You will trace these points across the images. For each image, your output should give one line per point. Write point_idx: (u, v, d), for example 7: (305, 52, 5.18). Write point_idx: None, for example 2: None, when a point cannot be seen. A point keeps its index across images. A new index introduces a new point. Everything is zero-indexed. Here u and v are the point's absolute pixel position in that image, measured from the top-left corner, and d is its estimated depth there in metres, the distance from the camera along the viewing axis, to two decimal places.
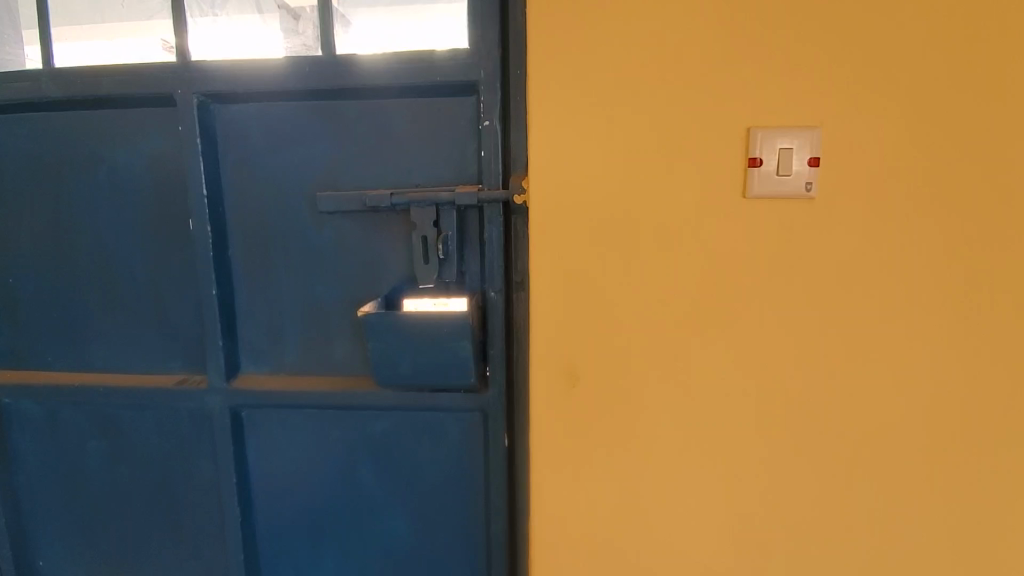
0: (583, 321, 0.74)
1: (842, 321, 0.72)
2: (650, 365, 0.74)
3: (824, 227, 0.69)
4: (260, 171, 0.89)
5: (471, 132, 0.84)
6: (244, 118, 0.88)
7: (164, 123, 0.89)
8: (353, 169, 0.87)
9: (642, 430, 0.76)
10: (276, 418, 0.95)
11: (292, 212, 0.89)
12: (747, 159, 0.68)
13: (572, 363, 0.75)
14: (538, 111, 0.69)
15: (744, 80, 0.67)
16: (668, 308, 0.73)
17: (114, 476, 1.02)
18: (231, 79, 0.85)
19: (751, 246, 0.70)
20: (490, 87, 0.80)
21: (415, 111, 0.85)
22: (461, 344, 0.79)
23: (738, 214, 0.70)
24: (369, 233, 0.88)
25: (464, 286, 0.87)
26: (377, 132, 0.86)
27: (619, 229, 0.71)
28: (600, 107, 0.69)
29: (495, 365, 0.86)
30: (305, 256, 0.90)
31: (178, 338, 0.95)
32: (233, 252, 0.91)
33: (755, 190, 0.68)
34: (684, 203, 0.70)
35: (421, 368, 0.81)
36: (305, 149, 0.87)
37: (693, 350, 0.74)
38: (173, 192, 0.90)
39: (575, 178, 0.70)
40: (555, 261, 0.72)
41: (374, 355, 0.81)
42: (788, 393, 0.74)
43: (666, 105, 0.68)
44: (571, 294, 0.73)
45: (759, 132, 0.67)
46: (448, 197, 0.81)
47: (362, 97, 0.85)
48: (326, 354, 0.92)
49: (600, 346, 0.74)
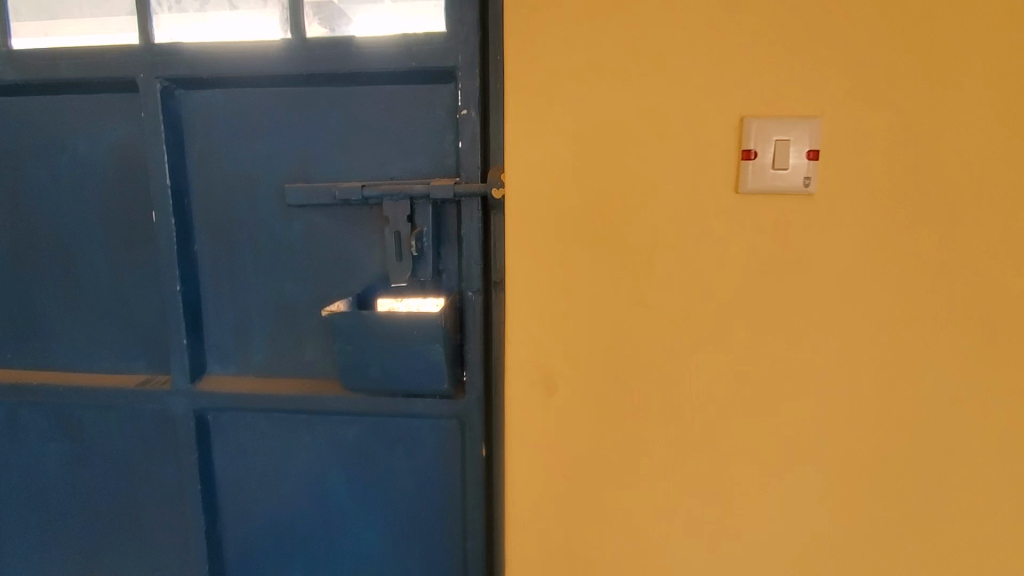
0: (562, 324, 0.69)
1: (842, 328, 0.66)
2: (633, 373, 0.69)
3: (822, 227, 0.64)
4: (227, 161, 0.84)
5: (448, 121, 0.79)
6: (211, 105, 0.84)
7: (128, 111, 0.84)
8: (324, 160, 0.82)
9: (623, 442, 0.71)
10: (245, 422, 0.91)
11: (260, 205, 0.84)
12: (740, 152, 0.63)
13: (550, 370, 0.70)
14: (514, 98, 0.64)
15: (737, 66, 0.62)
16: (653, 312, 0.68)
17: (75, 481, 0.97)
18: (196, 65, 0.80)
19: (744, 245, 0.65)
20: (468, 74, 0.75)
21: (389, 98, 0.80)
22: (433, 348, 0.73)
23: (729, 212, 0.64)
24: (341, 228, 0.83)
25: (441, 285, 0.82)
26: (350, 122, 0.81)
27: (602, 226, 0.66)
28: (582, 94, 0.64)
29: (472, 371, 0.81)
30: (274, 251, 0.85)
31: (141, 335, 0.90)
32: (199, 246, 0.87)
33: (749, 185, 0.63)
34: (672, 199, 0.65)
35: (391, 372, 0.75)
36: (274, 138, 0.82)
37: (679, 357, 0.68)
38: (136, 182, 0.85)
39: (554, 170, 0.65)
40: (533, 260, 0.67)
41: (342, 358, 0.76)
42: (781, 405, 0.69)
43: (653, 91, 0.63)
44: (549, 295, 0.68)
45: (753, 122, 0.62)
46: (424, 190, 0.76)
47: (334, 84, 0.80)
48: (297, 356, 0.87)
49: (580, 351, 0.69)
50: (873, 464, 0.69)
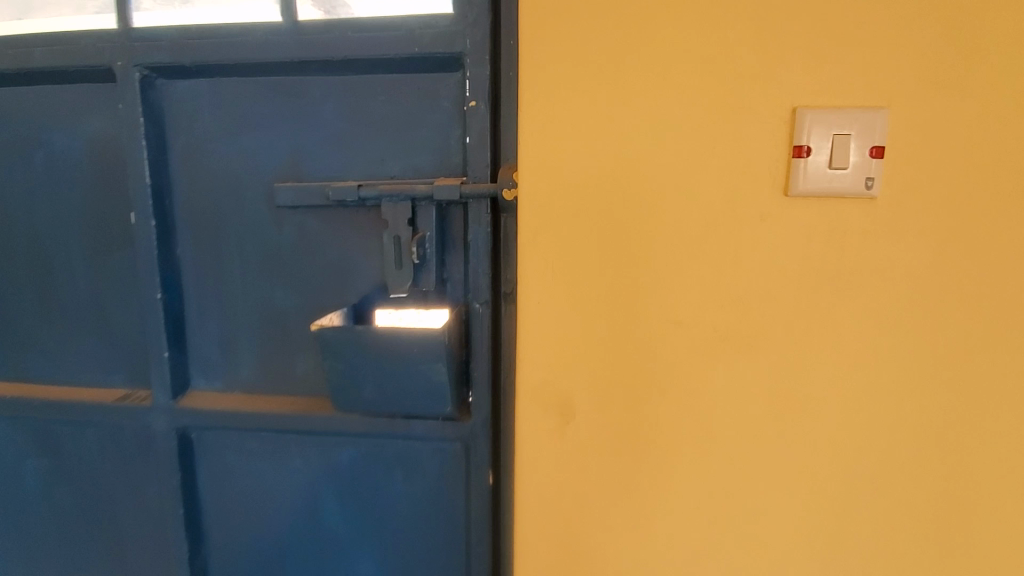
0: (581, 344, 0.60)
1: (904, 351, 0.58)
2: (661, 401, 0.61)
3: (885, 236, 0.55)
4: (212, 158, 0.77)
5: (455, 114, 0.71)
6: (195, 96, 0.76)
7: (105, 103, 0.78)
8: (317, 157, 0.74)
9: (649, 477, 0.63)
10: (231, 441, 0.83)
11: (248, 206, 0.76)
12: (791, 148, 0.54)
13: (566, 395, 0.61)
14: (528, 87, 0.57)
15: (789, 49, 0.53)
16: (686, 331, 0.59)
17: (52, 500, 0.91)
18: (178, 52, 0.73)
19: (792, 256, 0.57)
20: (477, 61, 0.67)
21: (389, 88, 0.72)
22: (434, 368, 0.65)
23: (777, 217, 0.56)
24: (335, 232, 0.75)
25: (445, 296, 0.74)
26: (346, 115, 0.73)
27: (628, 232, 0.57)
28: (607, 82, 0.55)
29: (479, 392, 0.73)
30: (264, 257, 0.77)
31: (121, 346, 0.83)
32: (183, 251, 0.80)
33: (801, 187, 0.54)
34: (710, 203, 0.56)
35: (387, 395, 0.67)
36: (263, 133, 0.75)
37: (715, 382, 0.60)
38: (116, 180, 0.79)
39: (574, 169, 0.57)
40: (549, 271, 0.59)
41: (333, 378, 0.67)
42: (830, 437, 0.60)
43: (690, 79, 0.55)
44: (566, 310, 0.60)
45: (807, 113, 0.53)
46: (427, 191, 0.68)
47: (328, 73, 0.73)
48: (287, 372, 0.80)
49: (601, 374, 0.61)
50: (935, 506, 0.60)
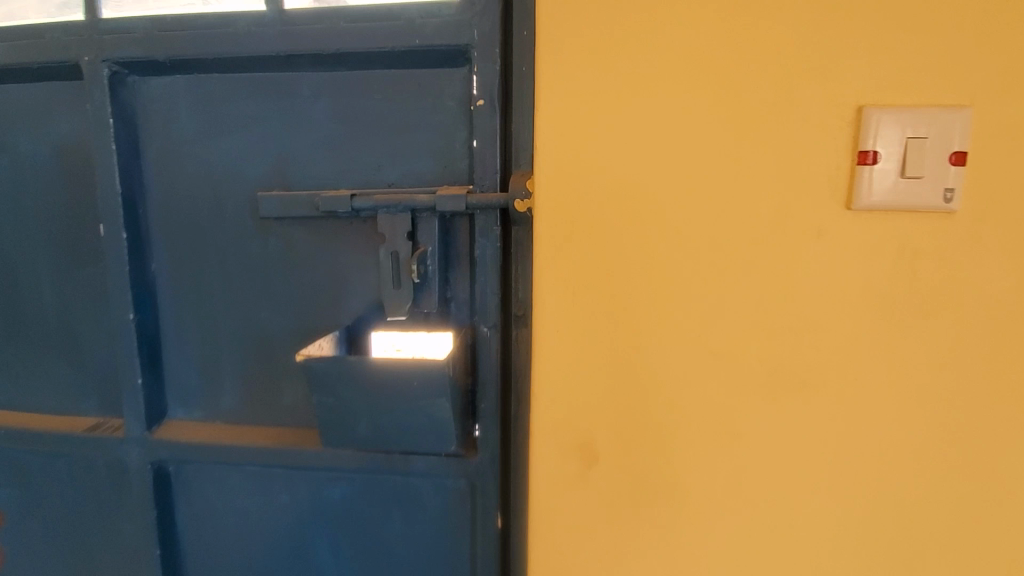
0: (606, 379, 0.52)
1: (987, 391, 0.49)
2: (699, 446, 0.52)
3: (964, 256, 0.47)
4: (189, 164, 0.69)
5: (460, 115, 0.63)
6: (171, 95, 0.69)
7: (72, 102, 0.70)
8: (305, 163, 0.67)
9: (685, 534, 0.54)
10: (212, 475, 0.75)
11: (229, 217, 0.69)
12: (855, 154, 0.46)
13: (588, 438, 0.53)
14: (546, 84, 0.49)
15: (850, 41, 0.46)
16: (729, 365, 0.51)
17: (19, 535, 0.83)
18: (150, 46, 0.65)
19: (853, 279, 0.49)
20: (486, 55, 0.59)
21: (386, 86, 0.64)
22: (436, 404, 0.57)
23: (836, 233, 0.48)
24: (325, 246, 0.67)
25: (449, 318, 0.66)
26: (337, 115, 0.65)
27: (659, 251, 0.50)
28: (638, 78, 0.48)
29: (486, 426, 0.65)
30: (247, 273, 0.70)
31: (91, 370, 0.76)
32: (159, 266, 0.72)
33: (866, 199, 0.47)
34: (757, 216, 0.48)
35: (382, 433, 0.59)
36: (246, 136, 0.67)
37: (763, 425, 0.51)
38: (84, 187, 0.71)
39: (599, 179, 0.49)
40: (569, 294, 0.51)
41: (321, 413, 0.59)
42: (901, 492, 0.51)
43: (735, 75, 0.47)
44: (588, 340, 0.52)
45: (875, 114, 0.45)
46: (428, 201, 0.60)
47: (319, 68, 0.65)
48: (273, 400, 0.72)
49: (629, 415, 0.52)
50: None
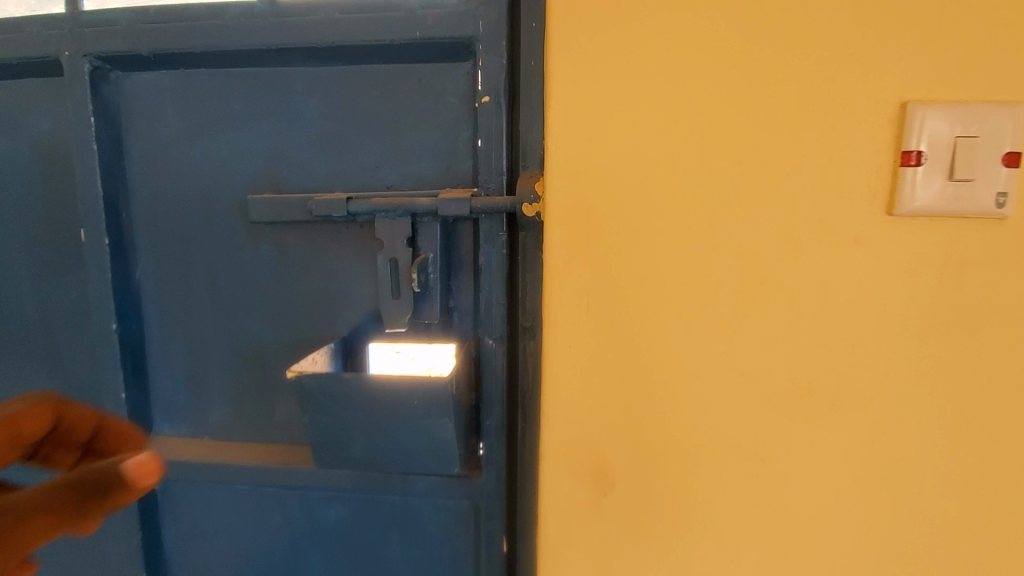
0: (623, 399, 0.48)
1: None
2: (724, 471, 0.48)
3: (1018, 266, 0.43)
4: (176, 165, 0.65)
5: (464, 112, 0.59)
6: (157, 92, 0.65)
7: (53, 100, 0.66)
8: (299, 164, 0.62)
9: (708, 568, 0.49)
10: (201, 494, 0.71)
11: (217, 221, 0.65)
12: (897, 155, 0.42)
13: (603, 462, 0.49)
14: (557, 77, 0.45)
15: (892, 30, 0.42)
16: (757, 384, 0.46)
17: None
18: (134, 39, 0.61)
19: (893, 290, 0.44)
20: (491, 48, 0.55)
21: (384, 82, 0.60)
22: (438, 424, 0.52)
23: (875, 241, 0.44)
24: (319, 252, 0.63)
25: (451, 329, 0.62)
26: (333, 113, 0.61)
27: (681, 260, 0.46)
28: (659, 72, 0.44)
29: (492, 445, 0.60)
30: (237, 281, 0.65)
31: (73, 383, 0.71)
32: (144, 273, 0.68)
33: (910, 204, 0.43)
34: (789, 222, 0.44)
35: (380, 454, 0.55)
36: (236, 135, 0.63)
37: (795, 449, 0.47)
38: (65, 190, 0.67)
39: (615, 181, 0.46)
40: (583, 306, 0.47)
41: (315, 433, 0.55)
42: (947, 524, 0.47)
43: (765, 68, 0.43)
44: (604, 356, 0.48)
45: (920, 110, 0.41)
46: (430, 205, 0.56)
47: (312, 63, 0.61)
48: (265, 415, 0.67)
49: (647, 438, 0.48)
50: None
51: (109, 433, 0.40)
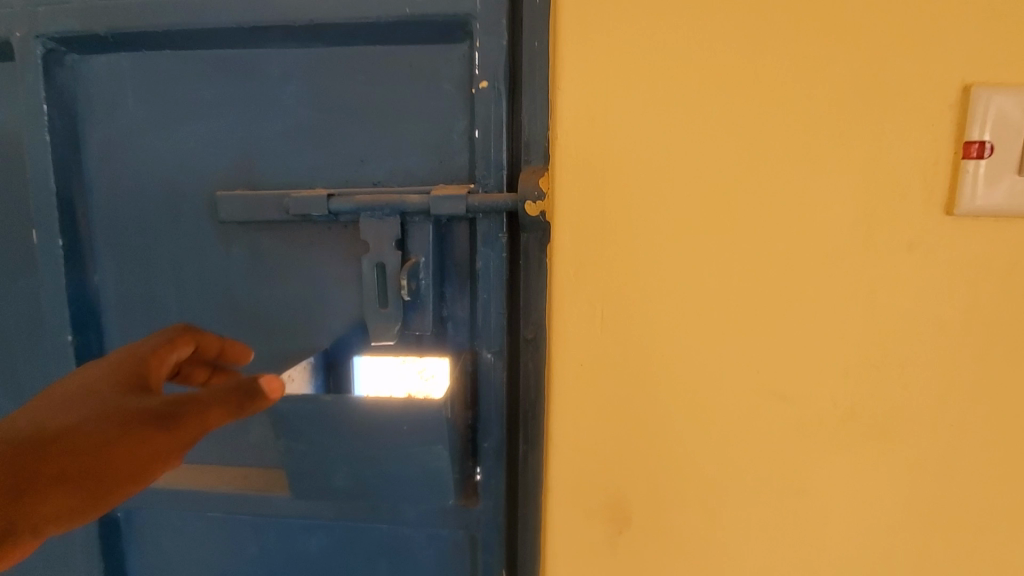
0: (643, 424, 0.42)
1: None
2: (757, 506, 0.42)
3: None
4: (139, 159, 0.59)
5: (460, 100, 0.53)
6: (118, 77, 0.58)
7: (5, 87, 0.60)
8: (274, 158, 0.56)
9: None
10: (168, 522, 0.64)
11: (184, 221, 0.59)
12: (960, 146, 0.37)
13: (618, 496, 0.43)
14: (568, 57, 0.40)
15: (951, 5, 0.37)
16: (795, 408, 0.41)
17: None
18: (90, 19, 0.55)
19: (951, 301, 0.39)
20: (490, 27, 0.49)
21: (371, 66, 0.54)
22: (430, 451, 0.46)
23: (931, 244, 0.39)
24: (298, 255, 0.57)
25: (445, 341, 0.56)
26: (313, 101, 0.55)
27: (709, 266, 0.40)
28: (687, 52, 0.39)
29: (490, 470, 0.54)
30: (206, 287, 0.59)
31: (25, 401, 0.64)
32: (103, 278, 0.62)
33: (975, 202, 0.37)
34: (832, 223, 0.39)
35: (365, 483, 0.49)
36: (206, 125, 0.57)
37: (838, 481, 0.41)
38: (17, 187, 0.61)
39: (635, 175, 0.40)
40: (597, 318, 0.41)
41: (291, 460, 0.49)
42: (1010, 566, 0.41)
43: (806, 49, 0.38)
44: (621, 375, 0.42)
45: (986, 95, 0.36)
46: (422, 203, 0.50)
47: (290, 44, 0.55)
48: (235, 437, 0.60)
49: (670, 468, 0.42)
50: None
51: (232, 351, 0.52)
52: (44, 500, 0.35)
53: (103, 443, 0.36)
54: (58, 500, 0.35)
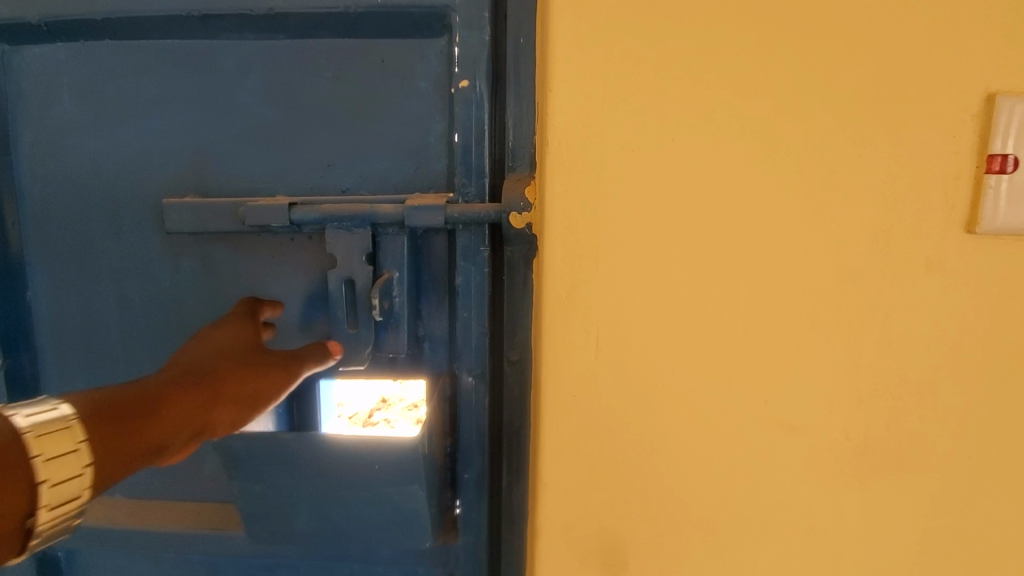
0: (641, 460, 0.38)
1: None
2: (763, 546, 0.39)
3: None
4: (76, 161, 0.53)
5: (438, 100, 0.48)
6: (52, 69, 0.52)
7: None
8: (231, 161, 0.51)
9: None
10: (109, 565, 0.57)
11: (128, 231, 0.53)
12: (984, 160, 0.35)
13: (614, 540, 0.39)
14: (561, 53, 0.35)
15: (974, 8, 0.34)
16: (804, 440, 0.38)
17: None
18: (21, 5, 0.49)
19: (970, 324, 0.36)
20: (471, 20, 0.45)
21: (339, 60, 0.49)
22: (406, 490, 0.42)
23: (951, 263, 0.36)
24: (258, 269, 0.51)
25: (422, 363, 0.51)
26: (274, 98, 0.50)
27: (714, 286, 0.37)
28: (691, 53, 0.35)
29: (470, 504, 0.50)
30: (154, 303, 0.53)
31: None
32: (37, 295, 0.55)
33: (998, 220, 0.35)
34: (845, 241, 0.36)
35: (331, 525, 0.44)
36: (154, 124, 0.51)
37: (849, 518, 0.38)
38: None
39: (633, 187, 0.36)
40: (591, 344, 0.37)
41: (246, 504, 0.44)
42: None
43: (819, 52, 0.35)
44: (618, 406, 0.38)
45: (1011, 106, 0.34)
46: (396, 213, 0.46)
47: (248, 35, 0.49)
48: (188, 469, 0.54)
49: (670, 507, 0.39)
50: None
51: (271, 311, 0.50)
52: (224, 412, 0.39)
53: (255, 371, 0.41)
54: (234, 410, 0.39)
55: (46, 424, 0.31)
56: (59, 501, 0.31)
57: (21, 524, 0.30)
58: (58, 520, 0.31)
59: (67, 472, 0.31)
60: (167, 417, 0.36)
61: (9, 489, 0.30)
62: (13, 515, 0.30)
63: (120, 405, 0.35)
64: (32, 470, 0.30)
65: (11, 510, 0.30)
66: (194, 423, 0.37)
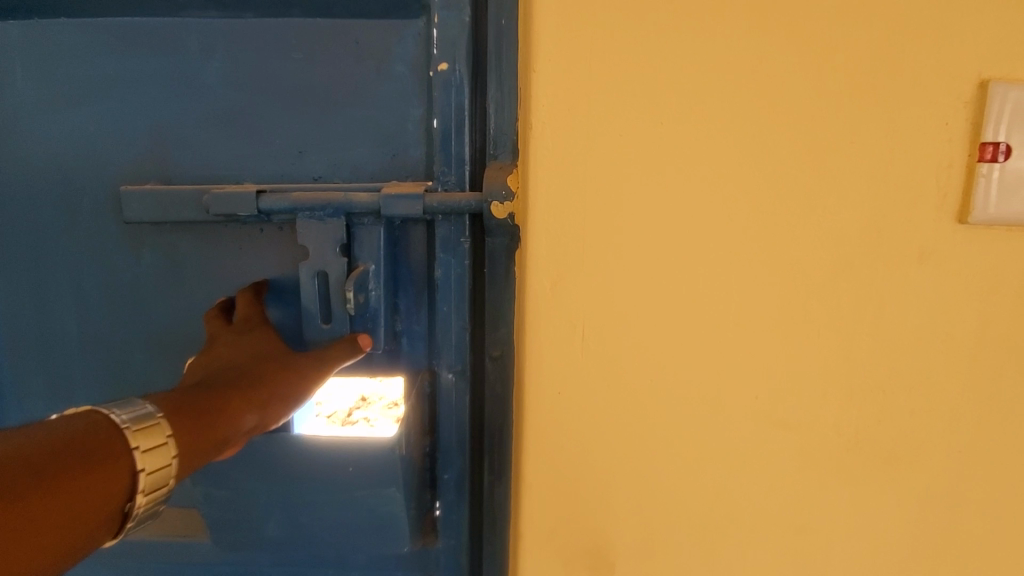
0: (629, 457, 0.37)
1: None
2: (752, 544, 0.38)
3: None
4: (23, 147, 0.49)
5: (415, 84, 0.46)
6: None
7: None
8: (196, 147, 0.48)
9: None
10: None
11: (84, 222, 0.49)
12: (976, 147, 0.34)
13: (599, 540, 0.37)
14: (545, 31, 0.33)
15: None
16: (795, 436, 0.37)
17: None
18: None
19: (961, 315, 0.36)
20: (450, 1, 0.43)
21: (312, 41, 0.46)
22: (383, 494, 0.40)
23: (942, 253, 0.35)
24: (226, 262, 0.48)
25: (399, 359, 0.48)
26: (242, 81, 0.47)
27: (703, 277, 0.35)
28: (679, 33, 0.34)
29: (450, 505, 0.48)
30: (113, 298, 0.50)
31: None
32: None
33: (990, 208, 0.34)
34: (836, 231, 0.35)
35: (302, 533, 0.42)
36: (112, 108, 0.48)
37: (839, 513, 0.37)
38: None
39: (620, 174, 0.35)
40: (577, 337, 0.36)
41: (209, 511, 0.41)
42: None
43: (811, 35, 0.34)
44: (605, 402, 0.36)
45: (1003, 93, 0.33)
46: (371, 201, 0.43)
47: (212, 13, 0.46)
48: None
49: (658, 506, 0.37)
50: None
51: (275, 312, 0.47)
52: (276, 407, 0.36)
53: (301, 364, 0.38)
54: (283, 404, 0.36)
55: (140, 417, 0.28)
56: (154, 489, 0.27)
57: (119, 509, 0.26)
58: (148, 507, 0.28)
59: (160, 462, 0.28)
60: (228, 411, 0.33)
61: (107, 475, 0.26)
62: (112, 501, 0.26)
63: (183, 404, 0.31)
64: (132, 459, 0.27)
65: (110, 497, 0.26)
66: (250, 418, 0.34)
